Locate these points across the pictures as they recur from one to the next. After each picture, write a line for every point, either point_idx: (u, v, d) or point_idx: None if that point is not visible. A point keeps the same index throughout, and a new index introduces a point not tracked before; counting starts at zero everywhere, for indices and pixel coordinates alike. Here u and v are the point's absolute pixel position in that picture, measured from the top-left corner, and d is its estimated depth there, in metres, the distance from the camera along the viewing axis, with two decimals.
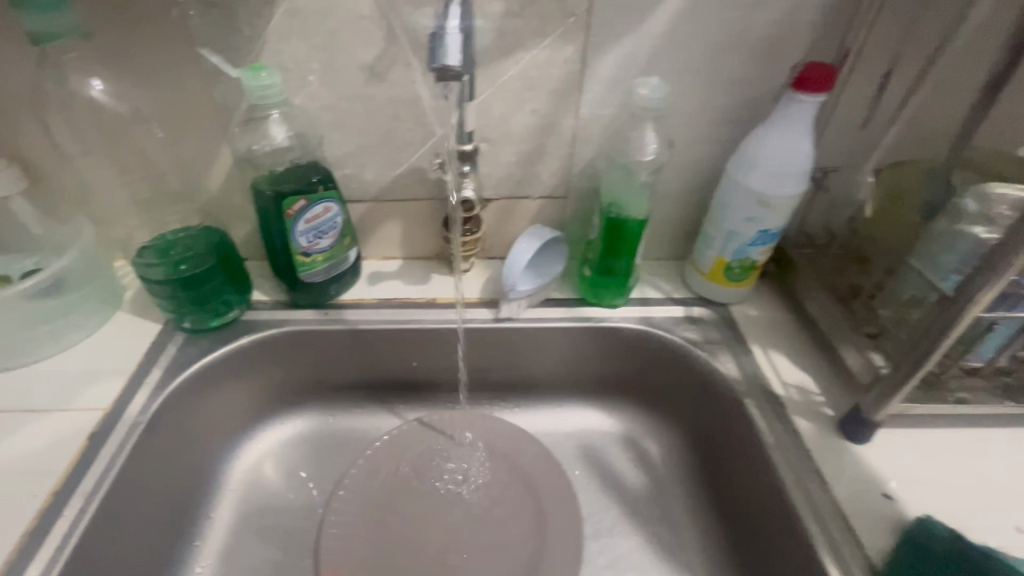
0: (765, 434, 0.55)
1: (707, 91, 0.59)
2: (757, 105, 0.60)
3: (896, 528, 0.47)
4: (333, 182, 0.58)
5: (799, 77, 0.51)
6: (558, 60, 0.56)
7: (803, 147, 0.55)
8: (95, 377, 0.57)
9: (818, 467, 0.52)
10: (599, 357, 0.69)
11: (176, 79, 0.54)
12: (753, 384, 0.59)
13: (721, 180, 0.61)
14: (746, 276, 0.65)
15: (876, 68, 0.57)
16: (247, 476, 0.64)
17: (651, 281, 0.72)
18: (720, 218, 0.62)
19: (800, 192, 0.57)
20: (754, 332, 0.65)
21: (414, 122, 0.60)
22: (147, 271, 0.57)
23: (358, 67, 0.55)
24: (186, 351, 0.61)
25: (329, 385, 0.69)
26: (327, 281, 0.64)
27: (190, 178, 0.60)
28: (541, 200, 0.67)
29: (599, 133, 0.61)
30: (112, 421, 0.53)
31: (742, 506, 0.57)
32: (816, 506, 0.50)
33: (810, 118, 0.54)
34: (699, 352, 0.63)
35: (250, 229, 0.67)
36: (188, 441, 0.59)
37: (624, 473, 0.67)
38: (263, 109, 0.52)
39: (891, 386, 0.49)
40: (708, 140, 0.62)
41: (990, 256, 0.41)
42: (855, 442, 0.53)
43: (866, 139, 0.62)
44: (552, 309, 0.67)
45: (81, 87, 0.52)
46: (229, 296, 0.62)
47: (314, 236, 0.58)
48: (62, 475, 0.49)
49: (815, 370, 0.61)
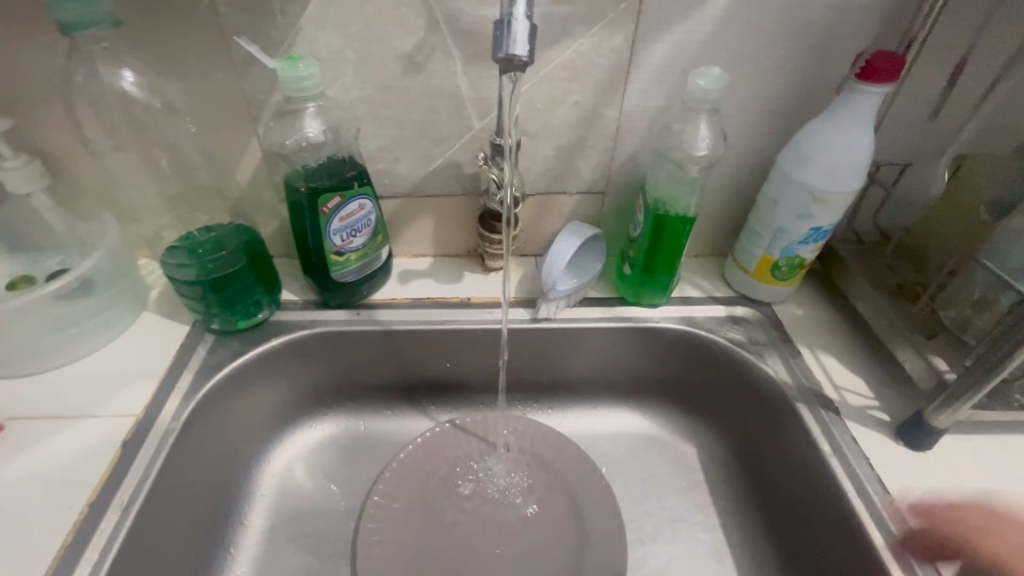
0: (820, 440, 0.53)
1: (760, 82, 0.56)
2: (812, 96, 0.57)
3: (966, 541, 0.45)
4: (367, 177, 0.56)
5: (867, 67, 0.48)
6: (605, 49, 0.53)
7: (864, 141, 0.52)
8: (125, 381, 0.55)
9: (879, 475, 0.50)
10: (637, 358, 0.67)
11: (206, 71, 0.51)
12: (804, 387, 0.57)
13: (770, 175, 0.58)
14: (793, 275, 0.63)
15: (947, 57, 0.54)
16: (279, 480, 0.62)
17: (691, 279, 0.69)
18: (769, 215, 0.59)
19: (857, 188, 0.54)
20: (801, 333, 0.63)
21: (452, 115, 0.57)
22: (174, 271, 0.55)
23: (395, 57, 0.53)
24: (216, 353, 0.59)
25: (359, 387, 0.67)
26: (359, 281, 0.61)
27: (218, 174, 0.58)
28: (579, 195, 0.65)
29: (643, 126, 0.59)
30: (145, 427, 0.51)
31: (794, 514, 0.55)
32: (878, 513, 0.47)
33: (873, 109, 0.51)
34: (745, 354, 0.61)
35: (278, 226, 0.65)
36: (220, 447, 0.57)
37: (664, 476, 0.65)
38: (300, 101, 0.50)
39: (959, 392, 0.47)
40: (758, 132, 0.60)
41: None
42: (915, 449, 0.51)
43: (931, 134, 0.59)
44: (590, 309, 0.65)
45: (111, 78, 0.49)
46: (259, 296, 0.60)
47: (348, 235, 0.56)
48: (97, 486, 0.47)
49: (867, 372, 0.58)
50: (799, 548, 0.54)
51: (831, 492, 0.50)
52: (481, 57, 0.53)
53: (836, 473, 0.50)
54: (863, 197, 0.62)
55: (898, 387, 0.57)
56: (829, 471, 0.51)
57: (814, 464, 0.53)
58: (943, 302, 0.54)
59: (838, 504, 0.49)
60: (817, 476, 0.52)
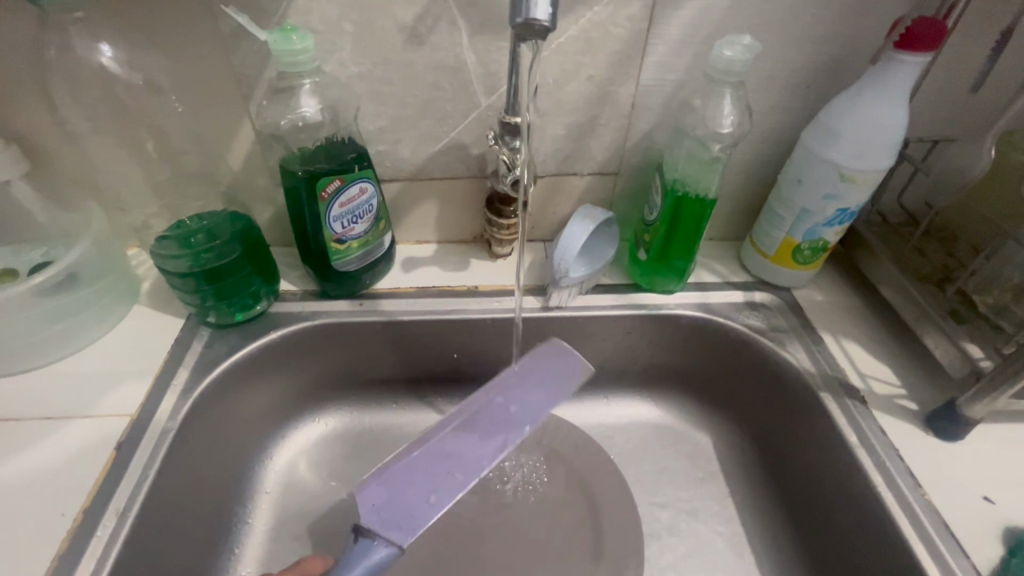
0: (847, 431, 0.50)
1: (787, 52, 0.52)
2: (842, 68, 0.54)
3: (1003, 535, 0.44)
4: (368, 160, 0.52)
5: (904, 34, 0.45)
6: (622, 18, 0.49)
7: (896, 115, 0.48)
8: (117, 378, 0.52)
9: (910, 467, 0.48)
10: (652, 346, 0.64)
11: (193, 44, 0.47)
12: (829, 375, 0.55)
13: (794, 152, 0.55)
14: (815, 258, 0.60)
15: (990, 25, 0.50)
16: (282, 478, 0.60)
17: (706, 264, 0.66)
18: (792, 195, 0.56)
19: (888, 165, 0.50)
20: (823, 319, 0.60)
21: (457, 93, 0.54)
22: (165, 263, 0.52)
23: (397, 29, 0.49)
24: (213, 347, 0.56)
25: (363, 379, 0.64)
26: (362, 270, 0.58)
27: (210, 157, 0.55)
28: (591, 176, 0.62)
29: (661, 102, 0.56)
30: (141, 427, 0.49)
31: (817, 505, 0.53)
32: (909, 505, 0.45)
33: (909, 81, 0.48)
34: (766, 342, 0.58)
35: (274, 213, 0.62)
36: (219, 445, 0.55)
37: (680, 467, 0.63)
38: (295, 77, 0.46)
39: (993, 381, 0.45)
40: (783, 107, 0.56)
41: None
42: (946, 440, 0.49)
43: (968, 107, 0.56)
44: (603, 296, 0.62)
45: (87, 52, 0.46)
46: (255, 289, 0.57)
47: (349, 221, 0.53)
48: (91, 491, 0.45)
49: (892, 359, 0.56)
50: (822, 541, 0.52)
51: (859, 486, 0.48)
52: (489, 28, 0.50)
53: (864, 466, 0.48)
54: (892, 176, 0.60)
55: (925, 374, 0.55)
56: (857, 464, 0.49)
57: (840, 456, 0.50)
58: (977, 287, 0.52)
59: (866, 497, 0.47)
60: (843, 468, 0.50)
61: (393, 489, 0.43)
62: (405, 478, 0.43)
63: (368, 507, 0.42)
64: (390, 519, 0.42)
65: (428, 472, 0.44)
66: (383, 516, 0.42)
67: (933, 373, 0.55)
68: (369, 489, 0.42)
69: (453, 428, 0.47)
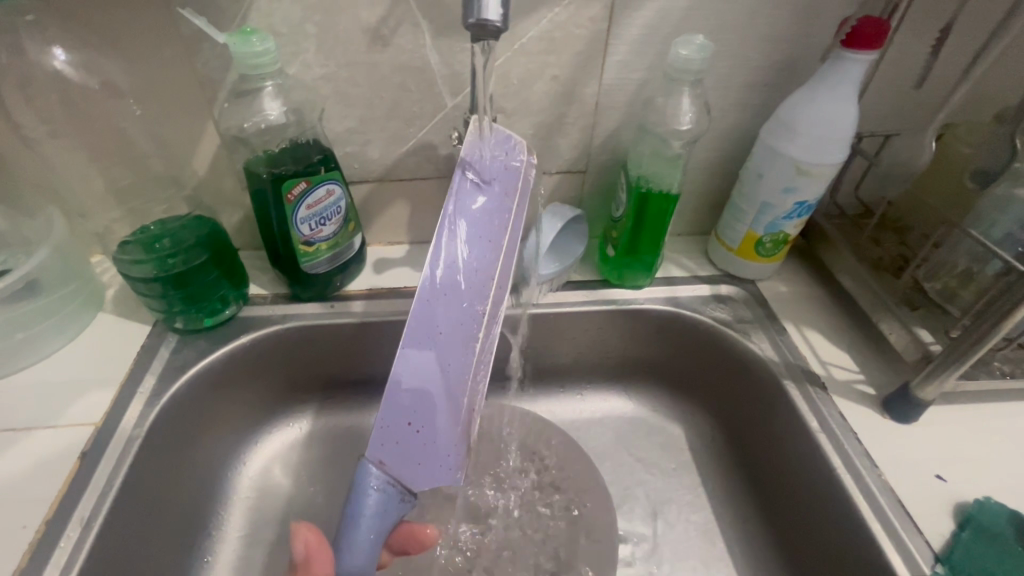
0: (809, 417, 0.52)
1: (743, 51, 0.54)
2: (797, 65, 0.56)
3: (955, 511, 0.45)
4: (335, 161, 0.52)
5: (853, 32, 0.47)
6: (583, 19, 0.50)
7: (848, 109, 0.50)
8: (81, 386, 0.51)
9: (867, 449, 0.49)
10: (624, 339, 0.65)
11: (152, 46, 0.47)
12: (791, 363, 0.56)
13: (754, 148, 0.57)
14: (778, 251, 0.61)
15: (934, 23, 0.53)
16: (256, 483, 0.60)
17: (675, 258, 0.68)
18: (753, 190, 0.57)
19: (842, 158, 0.52)
20: (786, 310, 0.62)
21: (423, 94, 0.54)
22: (130, 268, 0.51)
23: (360, 31, 0.49)
24: (180, 353, 0.55)
25: (337, 381, 0.64)
26: (332, 272, 0.58)
27: (173, 160, 0.54)
28: (559, 175, 0.62)
29: (625, 100, 0.57)
30: (106, 436, 0.48)
31: (783, 490, 0.55)
32: (866, 486, 0.47)
33: (859, 78, 0.49)
34: (732, 334, 0.60)
35: (242, 216, 0.61)
36: (187, 453, 0.54)
37: (653, 459, 0.64)
38: (256, 79, 0.46)
39: (942, 366, 0.47)
40: (742, 105, 0.58)
41: (987, 310, 0.43)
42: (900, 422, 0.51)
43: (914, 102, 0.59)
44: (574, 293, 0.63)
45: (42, 57, 0.45)
46: (224, 292, 0.56)
47: (318, 223, 0.52)
48: (54, 502, 0.44)
49: (851, 347, 0.58)
50: (788, 525, 0.54)
51: (820, 470, 0.50)
52: (452, 30, 0.50)
53: (825, 450, 0.50)
54: (846, 170, 0.62)
55: (882, 360, 0.57)
56: (818, 448, 0.50)
57: (803, 442, 0.52)
58: (927, 274, 0.55)
59: (826, 479, 0.49)
60: (806, 453, 0.52)
61: (405, 434, 0.39)
62: (403, 413, 0.39)
63: (385, 464, 0.39)
64: (420, 464, 0.40)
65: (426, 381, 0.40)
66: (402, 464, 0.40)
67: (891, 359, 0.57)
68: (375, 448, 0.39)
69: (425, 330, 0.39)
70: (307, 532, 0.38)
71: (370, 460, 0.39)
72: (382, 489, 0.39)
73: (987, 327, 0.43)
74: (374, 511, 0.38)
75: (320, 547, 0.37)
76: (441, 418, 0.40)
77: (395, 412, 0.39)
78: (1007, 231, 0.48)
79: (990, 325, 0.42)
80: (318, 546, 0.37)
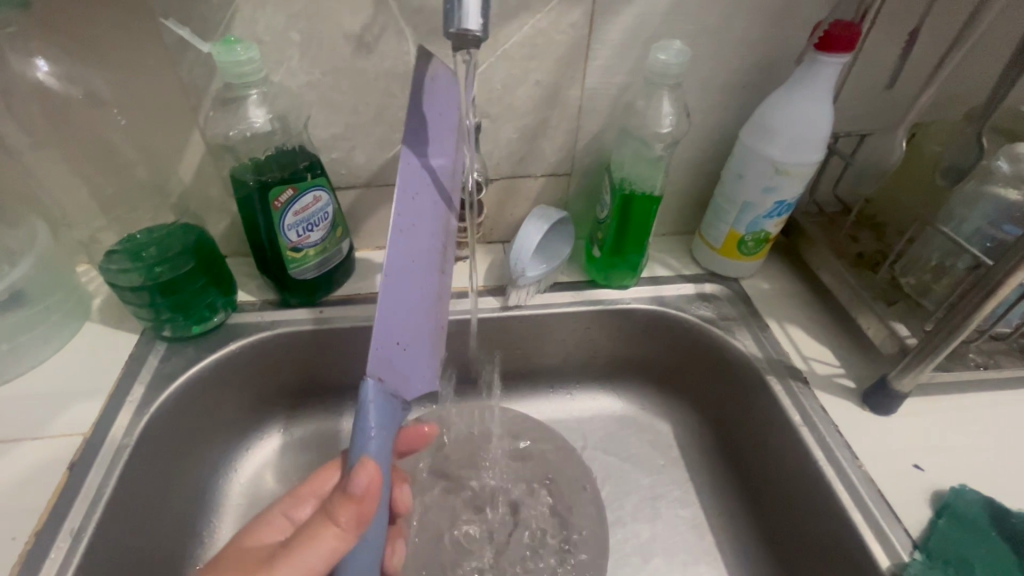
0: (792, 411, 0.53)
1: (721, 55, 0.55)
2: (774, 67, 0.57)
3: (931, 499, 0.47)
4: (321, 168, 0.53)
5: (825, 36, 0.48)
6: (564, 25, 0.51)
7: (822, 110, 0.52)
8: (69, 396, 0.51)
9: (848, 441, 0.51)
10: (611, 338, 0.66)
11: (136, 55, 0.47)
12: (774, 359, 0.58)
13: (734, 149, 0.58)
14: (760, 249, 0.63)
15: (904, 26, 0.54)
16: (247, 490, 0.59)
17: (660, 258, 0.69)
18: (734, 190, 0.58)
19: (819, 157, 0.54)
20: (768, 307, 0.63)
21: (408, 99, 0.55)
22: (116, 277, 0.51)
23: (344, 38, 0.50)
24: (169, 361, 0.55)
25: (326, 387, 0.64)
26: (320, 278, 0.58)
27: (158, 169, 0.54)
28: (545, 178, 0.63)
29: (607, 103, 0.58)
30: (95, 446, 0.48)
31: (769, 483, 0.56)
32: (847, 477, 0.48)
33: (833, 80, 0.51)
34: (717, 331, 0.61)
35: (229, 223, 0.61)
36: (177, 462, 0.54)
37: (643, 456, 0.65)
38: (242, 88, 0.46)
39: (919, 359, 0.49)
40: (722, 107, 0.60)
41: (959, 303, 0.44)
42: (879, 414, 0.53)
43: (887, 102, 0.60)
44: (562, 294, 0.64)
45: (24, 67, 0.45)
46: (212, 299, 0.56)
47: (305, 229, 0.53)
48: (42, 514, 0.44)
49: (832, 342, 0.60)
50: (774, 517, 0.55)
51: (804, 462, 0.51)
52: (435, 36, 0.51)
53: (808, 443, 0.51)
54: (823, 169, 0.64)
55: (862, 354, 0.58)
56: (801, 440, 0.52)
57: (786, 435, 0.53)
58: (903, 270, 0.56)
59: (809, 472, 0.50)
60: (790, 447, 0.53)
61: (395, 348, 0.40)
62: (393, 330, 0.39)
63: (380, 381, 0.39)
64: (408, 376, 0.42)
65: (407, 296, 0.40)
66: (393, 379, 0.40)
67: (870, 352, 0.58)
68: (374, 366, 0.38)
69: (405, 246, 0.38)
70: (372, 477, 0.36)
71: (371, 379, 0.38)
72: (385, 404, 0.39)
73: (959, 320, 0.44)
74: (379, 433, 0.38)
75: (374, 495, 0.36)
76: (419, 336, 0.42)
77: (389, 329, 0.39)
78: (976, 228, 0.50)
79: (962, 319, 0.44)
80: (374, 494, 0.36)
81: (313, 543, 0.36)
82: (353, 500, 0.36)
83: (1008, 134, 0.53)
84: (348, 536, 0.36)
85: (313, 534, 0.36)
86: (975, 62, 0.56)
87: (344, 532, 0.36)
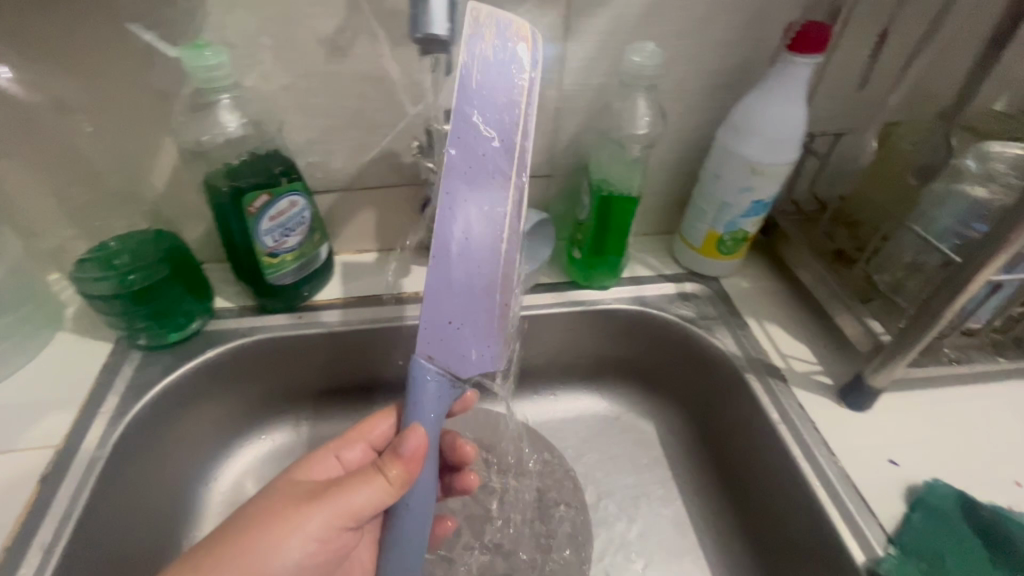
0: (770, 409, 0.54)
1: (696, 56, 0.56)
2: (749, 67, 0.57)
3: (906, 493, 0.48)
4: (297, 173, 0.52)
5: (797, 37, 0.49)
6: (538, 27, 0.51)
7: (797, 110, 0.52)
8: (41, 407, 0.51)
9: (825, 437, 0.51)
10: (594, 338, 0.66)
11: (102, 61, 0.47)
12: (753, 357, 0.58)
13: (711, 149, 0.58)
14: (738, 248, 0.63)
15: (874, 26, 0.55)
16: (228, 498, 0.59)
17: (641, 258, 0.69)
18: (712, 189, 0.59)
19: (794, 156, 0.54)
20: (748, 305, 0.64)
21: (384, 102, 0.54)
22: (88, 285, 0.51)
23: (317, 41, 0.49)
24: (144, 370, 0.54)
25: (307, 393, 0.64)
26: (298, 283, 0.58)
27: (130, 176, 0.54)
28: None
29: (585, 105, 0.58)
30: (66, 458, 0.47)
31: (749, 480, 0.56)
32: (824, 473, 0.49)
33: (807, 80, 0.51)
34: (698, 330, 0.61)
35: (206, 228, 0.60)
36: (155, 471, 0.53)
37: (627, 455, 0.65)
38: (212, 93, 0.46)
39: (892, 356, 0.49)
40: (699, 107, 0.60)
41: (929, 299, 0.45)
42: (856, 410, 0.53)
43: (860, 101, 0.61)
44: (543, 295, 0.64)
45: None
46: (190, 307, 0.56)
47: (281, 235, 0.52)
48: (11, 530, 0.43)
49: (810, 339, 0.60)
50: (755, 514, 0.55)
51: (782, 459, 0.51)
52: (410, 39, 0.51)
53: (785, 440, 0.52)
54: (799, 168, 0.64)
55: (840, 351, 0.59)
56: (779, 437, 0.52)
57: (765, 432, 0.54)
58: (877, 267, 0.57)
59: (787, 469, 0.51)
60: (769, 444, 0.53)
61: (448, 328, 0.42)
62: (445, 309, 0.41)
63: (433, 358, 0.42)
64: (462, 354, 0.42)
65: (458, 275, 0.41)
66: (448, 356, 0.42)
67: (847, 349, 0.59)
68: (425, 344, 0.42)
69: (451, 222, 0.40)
70: (420, 443, 0.40)
71: (421, 356, 0.42)
72: (436, 379, 0.42)
73: (930, 317, 0.45)
74: (429, 402, 0.42)
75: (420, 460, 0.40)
76: (476, 316, 0.42)
77: (438, 311, 0.41)
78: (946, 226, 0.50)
79: (933, 314, 0.45)
80: (421, 458, 0.40)
81: (361, 488, 0.39)
82: (400, 458, 0.40)
83: (977, 133, 0.54)
84: (391, 491, 0.39)
85: (363, 479, 0.39)
86: (945, 62, 0.57)
87: (391, 485, 0.39)
